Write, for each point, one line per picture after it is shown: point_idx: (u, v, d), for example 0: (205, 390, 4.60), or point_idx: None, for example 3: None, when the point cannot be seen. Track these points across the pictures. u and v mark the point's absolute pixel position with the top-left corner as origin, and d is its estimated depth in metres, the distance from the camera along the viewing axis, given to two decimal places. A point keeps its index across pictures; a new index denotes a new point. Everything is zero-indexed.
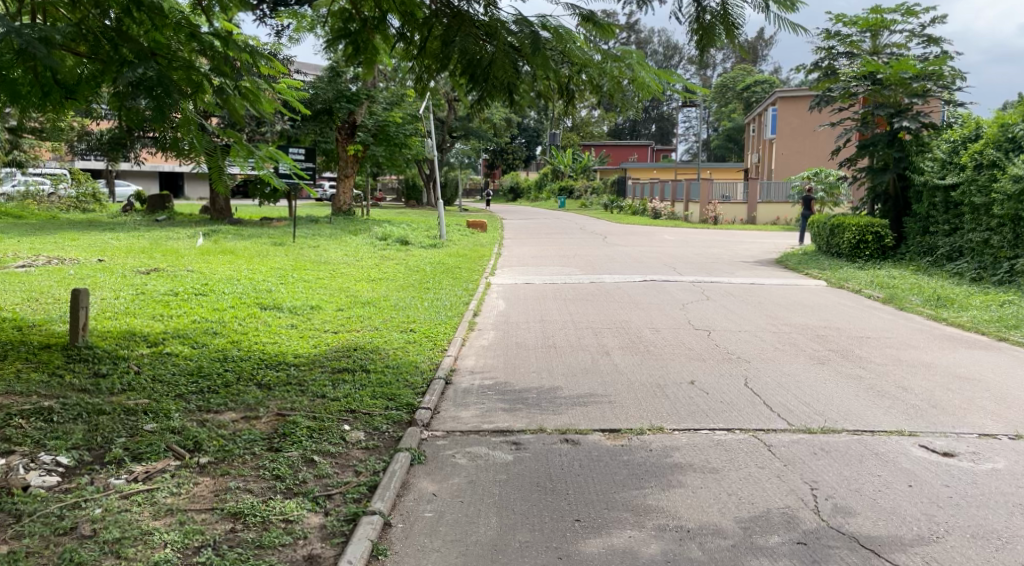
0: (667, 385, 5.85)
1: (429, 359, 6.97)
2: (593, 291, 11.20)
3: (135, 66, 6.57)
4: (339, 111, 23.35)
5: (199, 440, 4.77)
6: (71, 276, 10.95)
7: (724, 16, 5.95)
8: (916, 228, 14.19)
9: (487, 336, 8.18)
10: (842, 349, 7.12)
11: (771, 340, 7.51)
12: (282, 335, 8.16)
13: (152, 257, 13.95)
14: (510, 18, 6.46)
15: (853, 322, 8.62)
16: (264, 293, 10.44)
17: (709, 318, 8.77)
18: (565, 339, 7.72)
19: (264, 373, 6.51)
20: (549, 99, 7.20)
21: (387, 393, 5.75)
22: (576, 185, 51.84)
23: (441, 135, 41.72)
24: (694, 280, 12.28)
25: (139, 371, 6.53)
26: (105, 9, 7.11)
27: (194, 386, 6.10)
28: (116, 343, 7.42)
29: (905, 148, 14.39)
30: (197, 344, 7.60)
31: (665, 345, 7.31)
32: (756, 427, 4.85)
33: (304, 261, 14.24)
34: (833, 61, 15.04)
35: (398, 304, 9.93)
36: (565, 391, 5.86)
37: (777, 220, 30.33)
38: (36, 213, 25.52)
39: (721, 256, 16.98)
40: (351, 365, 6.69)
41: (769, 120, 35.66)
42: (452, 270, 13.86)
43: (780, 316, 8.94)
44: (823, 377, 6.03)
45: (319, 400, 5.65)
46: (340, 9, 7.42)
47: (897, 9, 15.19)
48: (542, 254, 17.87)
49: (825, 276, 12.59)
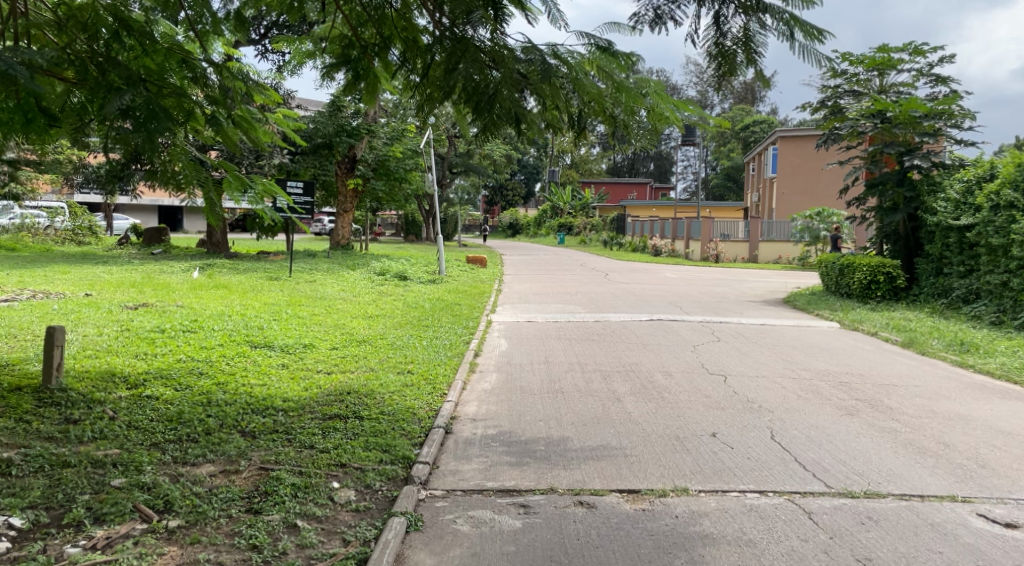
0: (688, 437, 5.38)
1: (428, 404, 6.48)
2: (599, 330, 10.74)
3: (119, 93, 6.20)
4: (339, 145, 22.85)
5: (170, 499, 4.29)
6: (54, 312, 10.48)
7: (746, 42, 5.49)
8: (929, 270, 13.78)
9: (488, 378, 7.70)
10: (870, 397, 6.66)
11: (791, 386, 7.05)
12: (271, 376, 7.67)
13: (142, 291, 13.45)
14: (516, 45, 5.98)
15: (875, 367, 8.16)
16: (256, 330, 9.96)
17: (723, 362, 8.29)
18: (573, 384, 7.25)
19: (249, 420, 6.01)
20: (558, 129, 6.78)
21: (381, 443, 5.27)
22: (575, 221, 51.54)
23: (441, 169, 41.53)
24: (702, 320, 11.81)
25: (114, 417, 6.03)
26: (95, 35, 6.69)
27: (172, 433, 5.61)
28: (93, 385, 6.93)
29: (916, 188, 14.09)
30: (181, 386, 7.11)
31: (680, 391, 6.84)
32: (790, 489, 4.39)
33: (299, 296, 13.79)
34: (837, 100, 14.72)
35: (395, 343, 9.45)
36: (575, 442, 5.38)
37: (779, 258, 29.94)
38: (30, 246, 25.12)
39: (726, 295, 16.57)
40: (343, 411, 6.20)
41: (769, 158, 35.48)
42: (451, 307, 13.40)
43: (798, 360, 8.48)
44: (855, 429, 5.56)
45: (306, 451, 5.16)
46: (339, 36, 7.13)
47: (904, 47, 14.91)
48: (544, 291, 17.42)
49: (837, 318, 12.15)
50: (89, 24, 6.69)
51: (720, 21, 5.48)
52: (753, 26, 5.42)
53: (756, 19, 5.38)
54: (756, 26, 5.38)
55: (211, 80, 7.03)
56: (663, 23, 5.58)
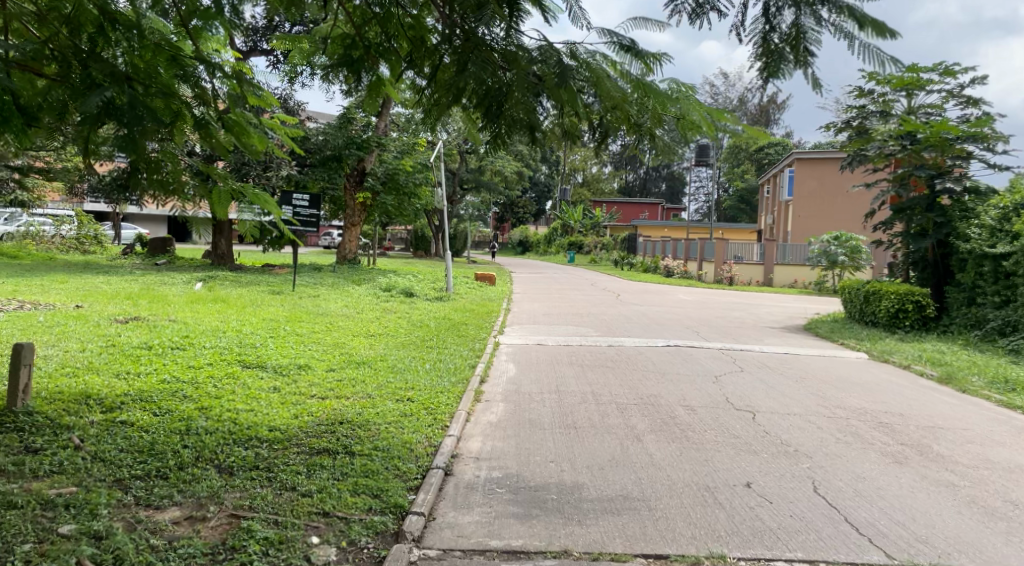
0: (718, 487, 4.82)
1: (427, 438, 5.86)
2: (613, 356, 10.12)
3: (98, 89, 5.70)
4: (349, 158, 22.28)
5: (120, 554, 3.80)
6: (38, 325, 9.94)
7: (796, 41, 4.91)
8: (960, 299, 13.07)
9: (495, 410, 7.06)
10: (917, 443, 6.03)
11: (828, 427, 6.42)
12: (260, 401, 7.06)
13: (136, 304, 12.90)
14: (533, 44, 5.43)
15: (915, 406, 7.50)
16: (249, 348, 9.39)
17: (749, 396, 7.64)
18: (587, 418, 6.64)
19: (228, 453, 5.42)
20: (576, 138, 6.18)
21: (372, 487, 4.68)
22: (586, 239, 50.87)
23: (451, 185, 41.24)
24: (721, 347, 11.17)
25: (79, 446, 5.48)
26: (79, 32, 6.24)
27: (140, 468, 5.04)
28: (63, 408, 6.36)
29: (947, 213, 13.43)
30: (160, 411, 6.54)
31: (705, 429, 6.24)
32: (846, 560, 3.96)
33: (299, 312, 13.24)
34: (864, 120, 14.04)
35: (396, 366, 8.84)
36: (591, 491, 4.80)
37: (795, 283, 29.14)
38: (33, 254, 24.72)
39: (745, 321, 15.91)
40: (332, 444, 5.61)
41: (785, 182, 34.82)
42: (458, 326, 12.79)
43: (830, 396, 7.82)
44: (907, 484, 5.00)
45: (286, 493, 4.56)
46: (341, 36, 6.49)
47: (934, 67, 14.31)
48: (554, 312, 16.82)
49: (865, 348, 11.49)
50: (73, 22, 6.21)
51: (769, 14, 4.90)
52: (806, 22, 4.83)
53: (810, 15, 4.80)
54: (810, 23, 4.80)
55: (216, 92, 6.57)
56: (704, 14, 5.02)
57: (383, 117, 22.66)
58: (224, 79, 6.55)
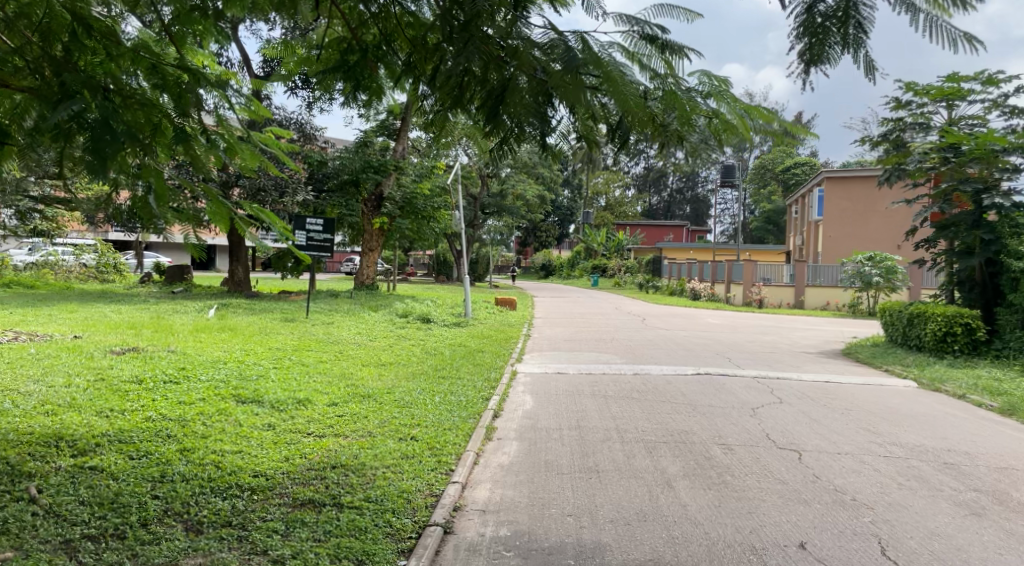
0: (767, 550, 4.17)
1: (428, 485, 5.17)
2: (639, 386, 9.36)
3: (70, 99, 4.87)
4: (367, 181, 21.88)
5: None
6: (30, 357, 9.42)
7: (845, 18, 4.37)
8: (1014, 321, 12.16)
9: (509, 449, 6.38)
10: (994, 487, 5.27)
11: (886, 468, 5.66)
12: (251, 440, 6.39)
13: (138, 333, 12.39)
14: (541, 38, 4.72)
15: (983, 442, 6.67)
16: (249, 381, 8.75)
17: (793, 432, 6.85)
18: (610, 458, 5.92)
19: (202, 504, 4.75)
20: (594, 146, 5.20)
21: (356, 551, 4.15)
22: (610, 263, 50.13)
23: (472, 211, 40.19)
24: (756, 375, 10.35)
25: (35, 498, 4.85)
26: (52, 39, 5.35)
27: (96, 525, 4.42)
28: (31, 452, 5.77)
29: (996, 229, 12.47)
30: (138, 454, 5.89)
31: (746, 472, 5.51)
32: None
33: (308, 341, 12.63)
34: (901, 132, 13.28)
35: (403, 399, 8.14)
36: (614, 553, 4.15)
37: (827, 305, 28.00)
38: (50, 283, 24.46)
39: (779, 345, 15.05)
40: (319, 495, 4.90)
41: (814, 201, 33.96)
42: (473, 354, 12.10)
43: (884, 431, 7.00)
44: (992, 544, 4.28)
45: (255, 560, 4.05)
46: (338, 39, 5.85)
47: (975, 76, 13.55)
48: (576, 337, 16.10)
49: (913, 375, 10.64)
50: (45, 29, 5.34)
51: None
52: None
53: None
54: None
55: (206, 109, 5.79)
56: None
57: (401, 140, 22.54)
58: (219, 96, 5.87)
